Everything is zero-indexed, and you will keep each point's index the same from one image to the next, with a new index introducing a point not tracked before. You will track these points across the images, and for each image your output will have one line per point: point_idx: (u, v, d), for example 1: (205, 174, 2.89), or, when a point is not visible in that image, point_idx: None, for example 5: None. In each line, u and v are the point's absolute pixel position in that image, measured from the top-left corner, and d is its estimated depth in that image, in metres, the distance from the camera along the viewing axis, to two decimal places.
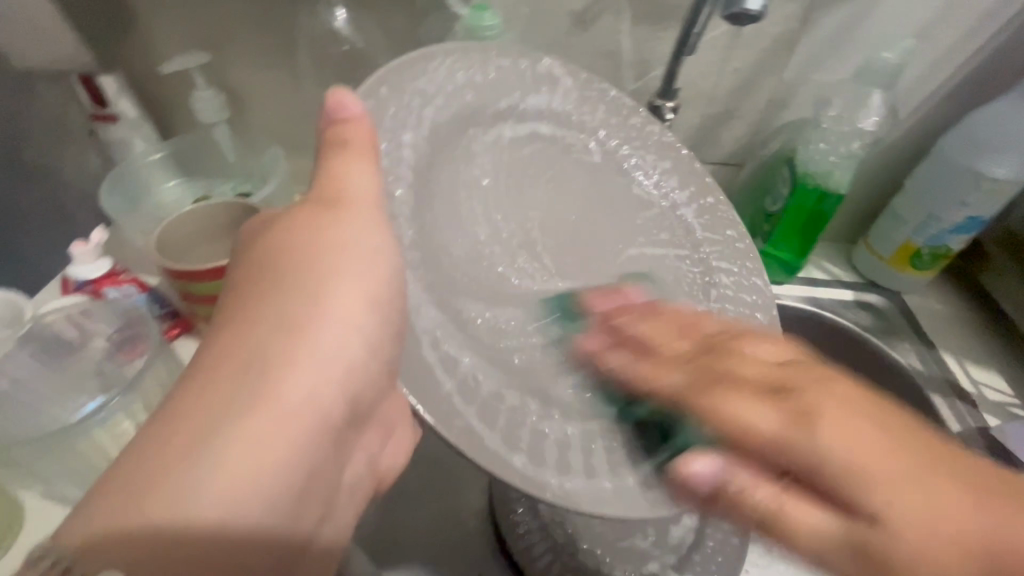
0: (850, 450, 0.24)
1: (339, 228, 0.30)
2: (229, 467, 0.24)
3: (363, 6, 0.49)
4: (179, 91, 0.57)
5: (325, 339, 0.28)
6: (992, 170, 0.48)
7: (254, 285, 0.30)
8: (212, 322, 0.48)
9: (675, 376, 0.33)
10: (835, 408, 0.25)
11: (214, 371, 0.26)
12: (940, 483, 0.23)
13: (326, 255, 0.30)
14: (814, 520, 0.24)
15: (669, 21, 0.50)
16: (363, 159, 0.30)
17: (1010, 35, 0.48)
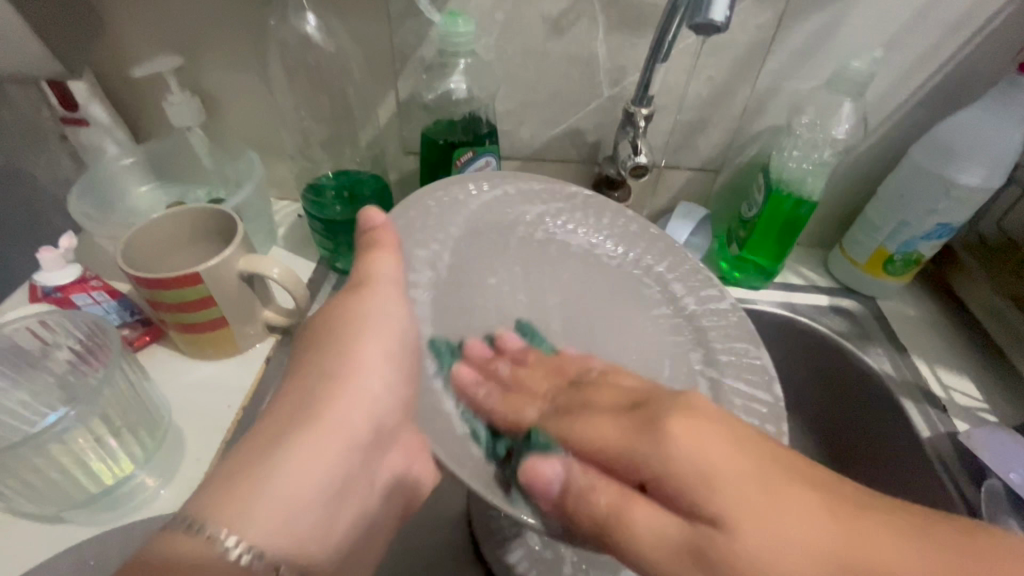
0: (725, 490, 0.26)
1: (363, 303, 0.34)
2: (285, 494, 0.29)
3: (333, 11, 0.49)
4: (152, 95, 0.56)
5: (354, 387, 0.33)
6: (961, 177, 0.49)
7: (304, 351, 0.35)
8: (182, 330, 0.47)
9: (529, 413, 0.36)
10: (696, 428, 0.29)
11: (278, 419, 0.32)
12: (742, 491, 0.26)
13: (353, 325, 0.35)
14: (642, 521, 0.28)
15: (643, 28, 0.50)
16: (388, 253, 0.35)
17: (979, 44, 0.48)
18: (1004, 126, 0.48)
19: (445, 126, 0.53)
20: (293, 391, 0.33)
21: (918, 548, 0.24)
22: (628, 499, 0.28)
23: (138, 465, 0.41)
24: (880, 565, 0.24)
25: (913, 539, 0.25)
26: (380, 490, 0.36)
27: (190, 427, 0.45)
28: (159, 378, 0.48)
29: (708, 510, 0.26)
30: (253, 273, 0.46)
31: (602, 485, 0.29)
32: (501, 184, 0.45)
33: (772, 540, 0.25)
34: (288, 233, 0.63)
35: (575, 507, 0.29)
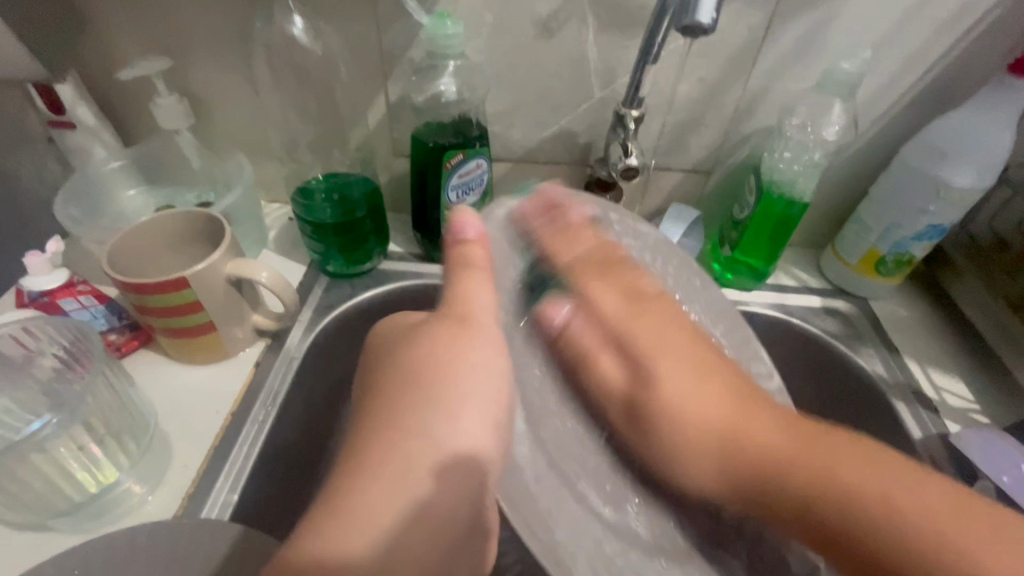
0: (678, 397, 0.40)
1: (461, 345, 0.32)
2: (384, 539, 0.28)
3: (321, 12, 0.49)
4: (141, 97, 0.56)
5: (456, 444, 0.30)
6: (952, 179, 0.49)
7: (394, 390, 0.32)
8: (169, 335, 0.46)
9: (575, 267, 0.41)
10: (664, 313, 0.43)
11: (368, 468, 0.29)
12: (687, 368, 0.41)
13: (449, 370, 0.32)
14: (608, 368, 0.41)
15: (633, 29, 0.50)
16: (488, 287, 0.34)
17: (968, 45, 0.48)
18: (995, 127, 0.47)
19: (435, 128, 0.53)
20: (384, 435, 0.30)
21: (782, 429, 0.38)
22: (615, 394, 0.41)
23: (123, 473, 0.40)
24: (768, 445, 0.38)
25: (788, 428, 0.38)
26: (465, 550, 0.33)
27: (177, 434, 0.45)
28: (146, 384, 0.48)
29: (653, 369, 0.40)
30: (241, 277, 0.46)
31: (605, 361, 0.41)
32: (581, 203, 0.43)
33: (699, 433, 0.39)
34: (278, 236, 0.62)
35: (562, 342, 0.41)
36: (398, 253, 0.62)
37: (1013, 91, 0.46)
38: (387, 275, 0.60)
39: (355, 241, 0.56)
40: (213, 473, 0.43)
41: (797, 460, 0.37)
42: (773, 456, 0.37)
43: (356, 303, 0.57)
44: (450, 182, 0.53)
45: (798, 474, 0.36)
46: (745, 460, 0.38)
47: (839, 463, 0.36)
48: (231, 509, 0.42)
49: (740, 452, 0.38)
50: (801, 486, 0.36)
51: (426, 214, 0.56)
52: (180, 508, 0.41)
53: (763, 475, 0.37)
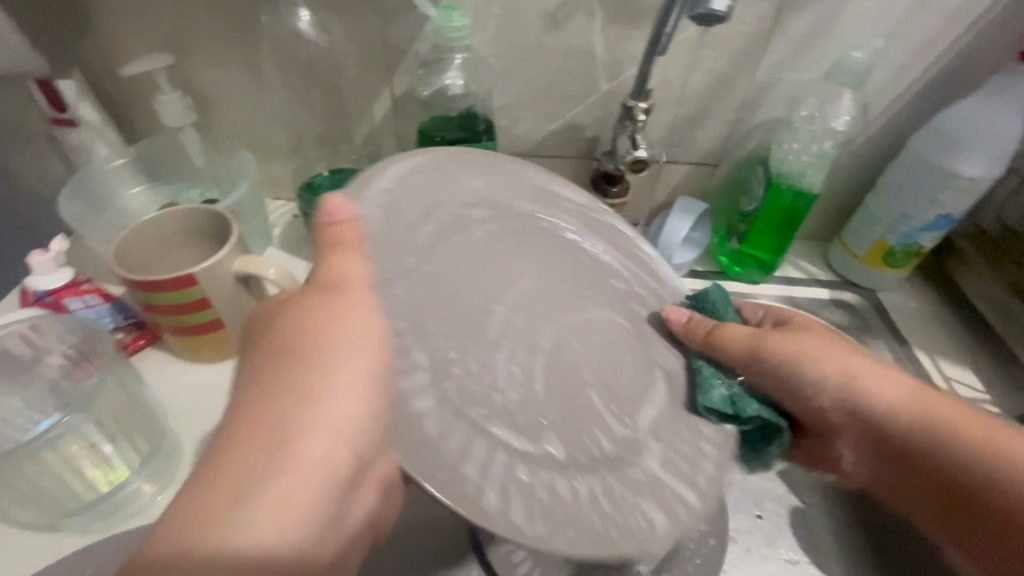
0: (789, 338, 0.40)
1: (333, 310, 0.29)
2: (268, 523, 0.24)
3: (326, 7, 0.48)
4: (143, 94, 0.55)
5: (335, 406, 0.27)
6: (961, 168, 0.49)
7: (266, 367, 0.28)
8: (177, 333, 0.46)
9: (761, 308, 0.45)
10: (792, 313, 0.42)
11: (254, 440, 0.25)
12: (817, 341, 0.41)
13: (324, 335, 0.29)
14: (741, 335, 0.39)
15: (641, 20, 0.50)
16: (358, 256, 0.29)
17: (978, 34, 0.48)
18: (1004, 116, 0.47)
19: (442, 123, 0.52)
20: (262, 406, 0.27)
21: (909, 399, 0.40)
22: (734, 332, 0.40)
23: (134, 472, 0.40)
24: (862, 374, 0.40)
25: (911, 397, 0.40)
26: (349, 536, 0.29)
27: (186, 433, 0.44)
28: (154, 382, 0.48)
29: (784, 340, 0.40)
30: (249, 274, 0.45)
31: (737, 333, 0.39)
32: (467, 160, 0.38)
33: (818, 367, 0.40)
34: (283, 233, 0.62)
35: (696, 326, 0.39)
36: None
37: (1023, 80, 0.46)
38: None
39: None
40: None
41: (884, 389, 0.40)
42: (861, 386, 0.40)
43: None
44: None
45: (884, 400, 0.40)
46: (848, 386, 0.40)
47: (905, 389, 0.40)
48: None
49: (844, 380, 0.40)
50: (881, 407, 0.40)
51: None
52: None
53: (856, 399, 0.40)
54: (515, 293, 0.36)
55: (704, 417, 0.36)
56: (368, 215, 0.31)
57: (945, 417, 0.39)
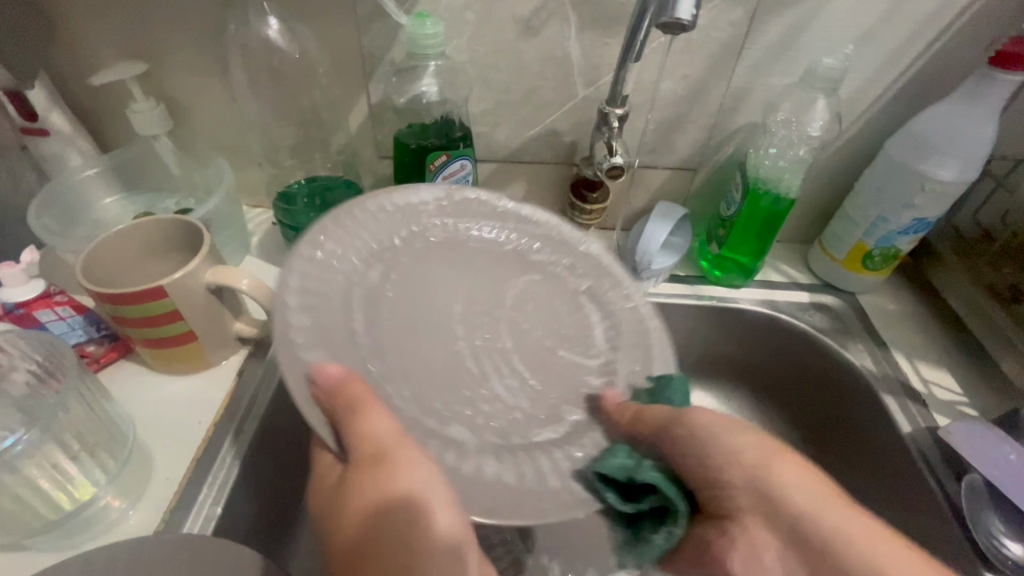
0: (708, 414, 0.37)
1: (390, 481, 0.29)
2: None
3: (298, 14, 0.48)
4: (115, 102, 0.55)
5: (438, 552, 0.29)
6: (935, 172, 0.49)
7: (357, 551, 0.30)
8: (148, 346, 0.45)
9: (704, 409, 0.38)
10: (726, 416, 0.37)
11: None
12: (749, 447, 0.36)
13: (390, 503, 0.30)
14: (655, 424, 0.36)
15: (615, 26, 0.49)
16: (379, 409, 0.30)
17: (949, 38, 0.48)
18: (974, 123, 0.48)
19: (417, 130, 0.52)
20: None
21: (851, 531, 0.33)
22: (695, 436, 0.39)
23: (101, 489, 0.39)
24: (778, 467, 0.35)
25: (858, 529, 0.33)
26: None
27: (157, 448, 0.44)
28: (126, 395, 0.47)
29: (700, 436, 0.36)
30: (221, 285, 0.45)
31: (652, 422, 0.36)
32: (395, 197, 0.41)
33: (734, 456, 0.36)
34: (261, 241, 0.61)
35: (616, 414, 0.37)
36: None
37: (995, 84, 0.46)
38: None
39: None
40: (197, 483, 0.42)
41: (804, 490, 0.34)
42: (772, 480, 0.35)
43: None
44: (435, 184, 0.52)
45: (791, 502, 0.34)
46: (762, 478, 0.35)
47: (846, 514, 0.33)
48: (215, 522, 0.41)
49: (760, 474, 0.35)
50: (793, 509, 0.34)
51: None
52: (162, 523, 0.40)
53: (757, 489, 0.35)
54: (457, 303, 0.40)
55: (601, 492, 0.32)
56: (302, 282, 0.33)
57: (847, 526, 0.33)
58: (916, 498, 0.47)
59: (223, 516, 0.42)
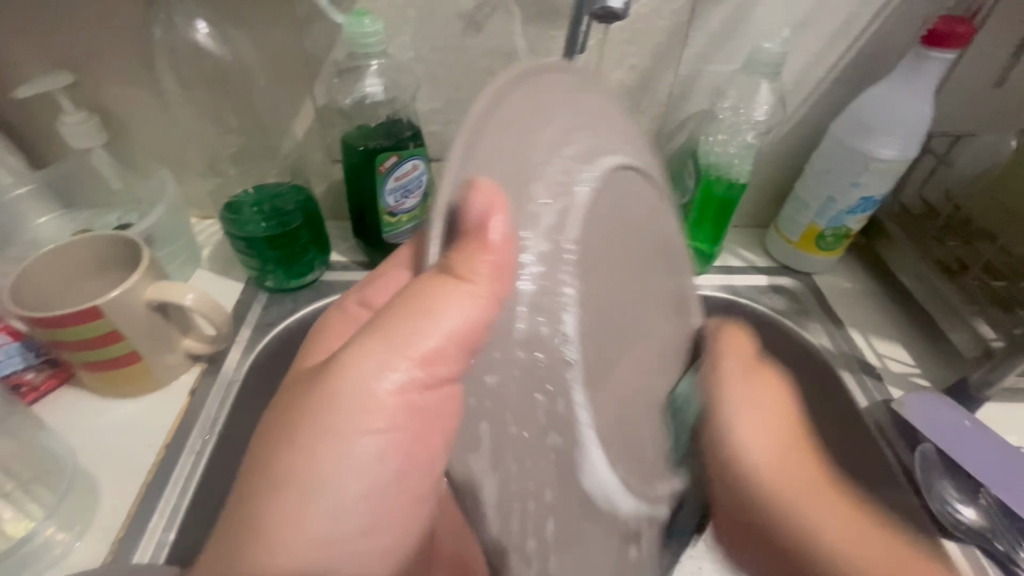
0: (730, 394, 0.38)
1: (402, 321, 0.26)
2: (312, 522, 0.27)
3: (229, 18, 0.47)
4: (44, 117, 0.52)
5: (339, 450, 0.27)
6: (877, 151, 0.50)
7: (319, 385, 0.27)
8: (90, 369, 0.43)
9: (750, 419, 0.38)
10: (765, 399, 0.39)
11: (322, 408, 0.27)
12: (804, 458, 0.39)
13: (339, 403, 0.27)
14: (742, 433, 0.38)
15: (559, 19, 0.49)
16: (449, 307, 0.24)
17: (884, 22, 0.49)
18: (913, 101, 0.49)
19: (365, 133, 0.51)
20: (388, 330, 0.26)
21: None
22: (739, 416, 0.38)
23: (39, 523, 0.37)
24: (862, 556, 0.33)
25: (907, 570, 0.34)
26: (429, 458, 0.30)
27: (104, 475, 0.42)
28: (68, 422, 0.45)
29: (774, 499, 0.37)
30: (163, 301, 0.43)
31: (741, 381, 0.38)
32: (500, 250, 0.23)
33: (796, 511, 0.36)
34: (213, 254, 0.59)
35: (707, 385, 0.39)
36: (341, 263, 0.60)
37: (926, 64, 0.47)
38: (330, 286, 0.58)
39: (295, 252, 0.54)
40: (147, 508, 0.40)
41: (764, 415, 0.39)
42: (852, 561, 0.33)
43: (298, 319, 0.55)
44: (387, 186, 0.50)
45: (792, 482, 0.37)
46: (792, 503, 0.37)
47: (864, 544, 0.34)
48: (167, 549, 0.39)
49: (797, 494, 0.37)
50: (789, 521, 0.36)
51: (364, 219, 0.54)
52: (110, 553, 0.38)
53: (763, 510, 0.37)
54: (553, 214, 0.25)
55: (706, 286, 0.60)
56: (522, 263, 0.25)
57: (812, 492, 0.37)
58: (875, 469, 0.48)
59: (176, 542, 0.40)
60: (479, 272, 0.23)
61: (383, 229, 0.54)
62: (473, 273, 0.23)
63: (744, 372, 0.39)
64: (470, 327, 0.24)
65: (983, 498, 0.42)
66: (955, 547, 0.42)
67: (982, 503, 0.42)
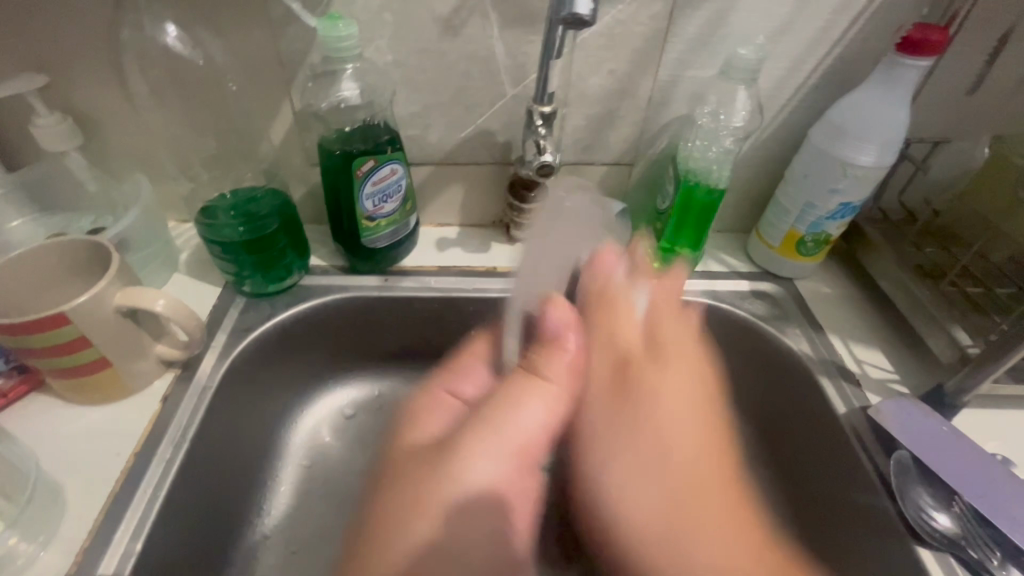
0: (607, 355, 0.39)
1: (501, 411, 0.34)
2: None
3: (203, 21, 0.46)
4: (18, 120, 0.51)
5: (455, 511, 0.32)
6: (855, 157, 0.50)
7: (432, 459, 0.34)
8: (59, 376, 0.43)
9: (606, 356, 0.39)
10: (671, 374, 0.38)
11: (443, 478, 0.33)
12: (698, 439, 0.37)
13: (456, 473, 0.33)
14: (605, 385, 0.38)
15: (537, 23, 0.49)
16: (533, 401, 0.34)
17: (861, 28, 0.49)
18: (890, 108, 0.49)
19: (342, 136, 0.51)
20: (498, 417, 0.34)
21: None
22: (631, 389, 0.37)
23: (6, 531, 0.37)
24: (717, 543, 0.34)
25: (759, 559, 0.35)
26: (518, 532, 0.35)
27: (71, 484, 0.41)
28: (36, 429, 0.44)
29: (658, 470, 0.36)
30: (132, 307, 0.42)
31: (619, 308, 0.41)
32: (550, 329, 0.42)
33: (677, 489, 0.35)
34: (191, 258, 0.59)
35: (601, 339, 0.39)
36: (320, 267, 0.59)
37: (902, 71, 0.47)
38: (309, 290, 0.57)
39: (273, 256, 0.54)
40: (115, 518, 0.40)
41: (675, 443, 0.36)
42: (704, 540, 0.34)
43: (275, 323, 0.54)
44: (365, 191, 0.50)
45: (708, 517, 0.35)
46: (662, 475, 0.35)
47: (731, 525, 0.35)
48: (133, 559, 0.38)
49: (689, 488, 0.35)
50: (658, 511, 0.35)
51: (342, 223, 0.54)
52: (75, 563, 0.37)
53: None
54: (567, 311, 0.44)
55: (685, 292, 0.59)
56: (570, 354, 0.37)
57: (705, 484, 0.35)
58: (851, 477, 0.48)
59: (144, 551, 0.39)
60: (552, 370, 0.36)
61: (362, 234, 0.54)
62: (548, 373, 0.36)
63: (645, 418, 0.36)
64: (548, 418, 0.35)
65: (958, 505, 0.42)
66: (931, 556, 0.41)
67: (957, 510, 0.42)
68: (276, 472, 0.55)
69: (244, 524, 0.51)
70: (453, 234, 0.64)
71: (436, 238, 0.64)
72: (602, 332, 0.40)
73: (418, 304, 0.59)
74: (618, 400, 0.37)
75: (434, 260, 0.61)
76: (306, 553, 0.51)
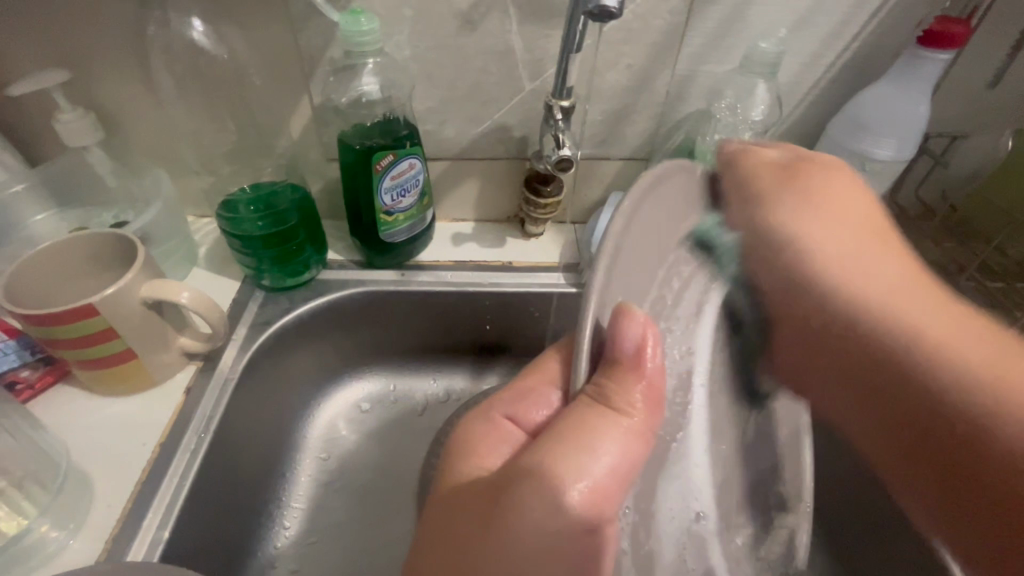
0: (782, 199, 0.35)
1: (560, 445, 0.26)
2: None
3: (225, 16, 0.47)
4: (40, 115, 0.52)
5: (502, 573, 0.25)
6: (874, 150, 0.51)
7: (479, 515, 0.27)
8: (85, 367, 0.43)
9: (769, 180, 0.35)
10: (830, 183, 0.37)
11: (487, 530, 0.26)
12: (865, 240, 0.37)
13: (500, 520, 0.25)
14: (786, 210, 0.35)
15: (555, 18, 0.49)
16: (602, 433, 0.25)
17: (880, 22, 0.49)
18: (911, 101, 0.49)
19: (362, 131, 0.51)
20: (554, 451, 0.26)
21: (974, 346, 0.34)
22: (810, 220, 0.36)
23: (33, 520, 0.37)
24: (936, 321, 0.35)
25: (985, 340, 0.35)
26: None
27: (98, 474, 0.42)
28: (62, 421, 0.45)
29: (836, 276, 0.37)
30: (158, 298, 0.43)
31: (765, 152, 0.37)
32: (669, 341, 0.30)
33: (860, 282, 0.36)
34: (209, 253, 0.59)
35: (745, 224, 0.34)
36: (338, 261, 0.60)
37: (924, 63, 0.47)
38: (327, 284, 0.58)
39: (292, 250, 0.54)
40: (142, 507, 0.40)
41: (848, 229, 0.37)
42: (929, 336, 0.35)
43: (295, 317, 0.55)
44: (384, 184, 0.50)
45: (905, 281, 0.36)
46: (835, 280, 0.36)
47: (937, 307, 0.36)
48: (162, 547, 0.39)
49: (853, 272, 0.37)
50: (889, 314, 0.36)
51: (361, 217, 0.54)
52: (104, 551, 0.38)
53: (895, 373, 0.36)
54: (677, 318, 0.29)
55: None
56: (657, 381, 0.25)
57: (919, 287, 0.36)
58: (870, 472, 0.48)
59: (171, 540, 0.40)
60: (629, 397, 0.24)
61: (381, 228, 0.54)
62: (626, 403, 0.24)
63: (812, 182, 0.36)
64: (625, 457, 0.25)
65: None
66: None
67: None
68: (296, 464, 0.56)
69: (267, 517, 0.51)
70: (468, 228, 0.64)
71: (451, 232, 0.64)
72: (750, 181, 0.34)
73: (436, 298, 0.59)
74: (798, 217, 0.35)
75: (450, 254, 0.61)
76: (326, 543, 0.52)
